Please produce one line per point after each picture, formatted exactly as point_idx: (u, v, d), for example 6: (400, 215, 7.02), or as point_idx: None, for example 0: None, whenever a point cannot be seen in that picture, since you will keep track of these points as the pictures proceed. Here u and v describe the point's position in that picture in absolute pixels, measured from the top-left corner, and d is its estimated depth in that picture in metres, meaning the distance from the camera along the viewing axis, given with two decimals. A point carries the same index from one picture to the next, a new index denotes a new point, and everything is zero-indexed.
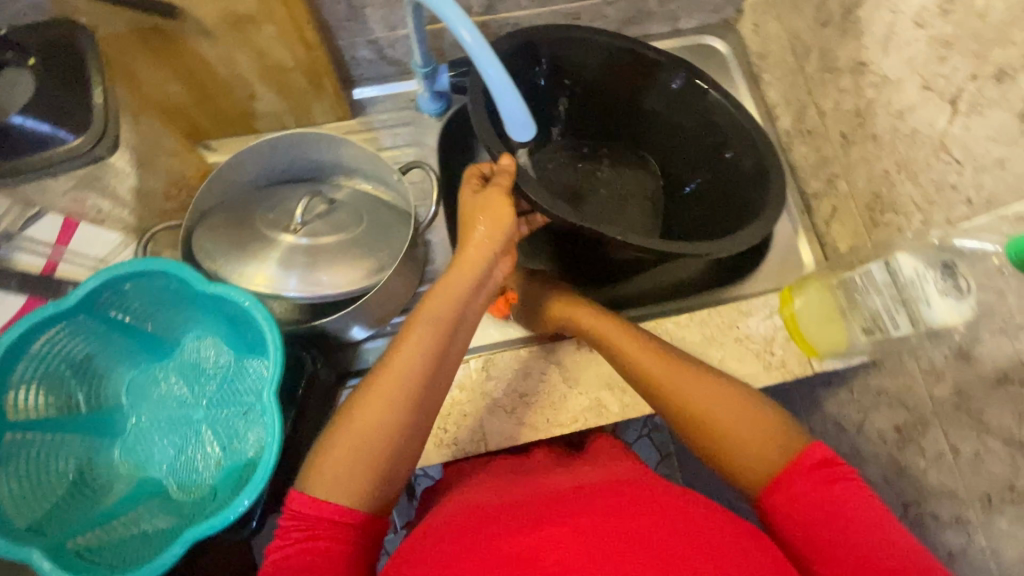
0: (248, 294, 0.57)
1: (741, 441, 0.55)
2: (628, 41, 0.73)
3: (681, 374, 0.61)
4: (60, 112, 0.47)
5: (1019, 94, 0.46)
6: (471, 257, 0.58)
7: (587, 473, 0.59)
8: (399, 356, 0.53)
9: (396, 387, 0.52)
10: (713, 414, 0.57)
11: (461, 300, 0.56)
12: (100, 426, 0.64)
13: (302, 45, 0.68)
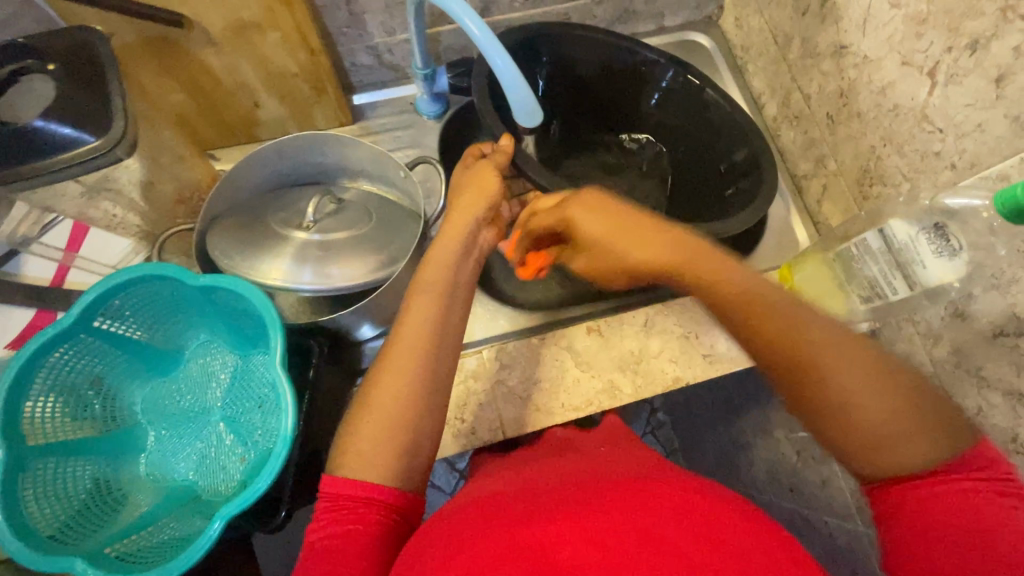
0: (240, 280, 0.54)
1: (882, 426, 0.40)
2: (627, 43, 0.78)
3: (807, 322, 0.44)
4: (81, 113, 0.48)
5: (992, 62, 0.50)
6: (456, 225, 0.60)
7: (610, 458, 0.57)
8: (406, 325, 0.54)
9: (413, 364, 0.52)
10: (847, 387, 0.41)
11: (453, 267, 0.58)
12: (119, 444, 0.59)
13: (305, 50, 0.70)
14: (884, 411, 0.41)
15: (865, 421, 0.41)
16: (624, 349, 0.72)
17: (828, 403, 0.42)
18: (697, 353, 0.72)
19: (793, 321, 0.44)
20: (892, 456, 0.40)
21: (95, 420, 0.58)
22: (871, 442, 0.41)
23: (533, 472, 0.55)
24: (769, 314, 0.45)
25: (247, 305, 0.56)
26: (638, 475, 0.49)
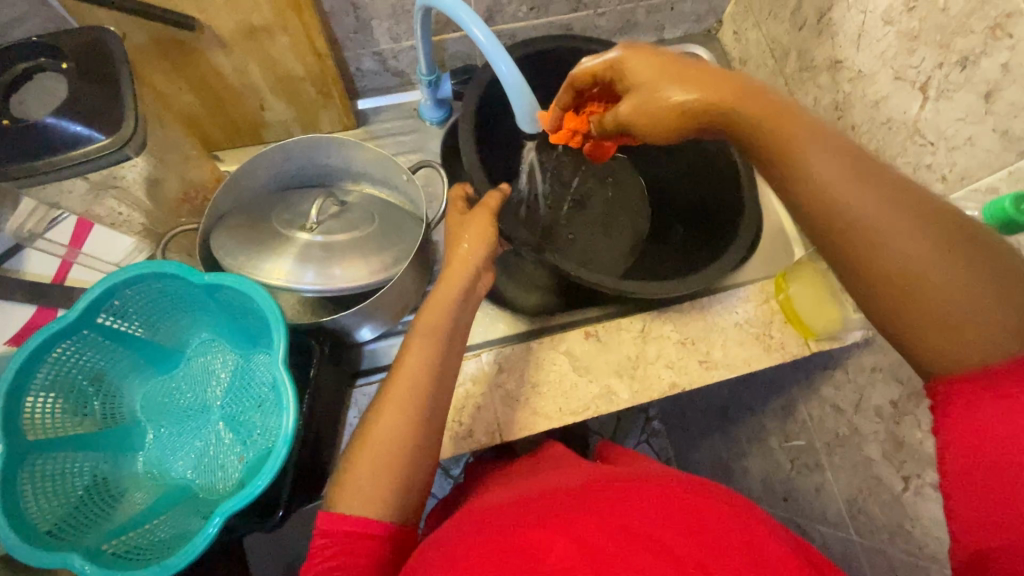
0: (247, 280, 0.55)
1: (971, 318, 0.34)
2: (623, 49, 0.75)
3: (888, 196, 0.37)
4: (93, 113, 0.49)
5: (981, 77, 0.51)
6: (457, 272, 0.58)
7: (597, 470, 0.57)
8: (407, 361, 0.53)
9: (407, 392, 0.52)
10: (932, 265, 0.35)
11: (453, 311, 0.57)
12: (117, 442, 0.59)
13: (312, 55, 0.71)
14: (968, 294, 0.34)
15: (950, 304, 0.35)
16: (621, 354, 0.73)
17: (897, 280, 0.36)
18: (693, 359, 0.72)
19: (870, 197, 0.37)
20: (968, 354, 0.34)
21: (94, 418, 0.58)
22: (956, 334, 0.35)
23: (523, 488, 0.55)
24: (834, 188, 0.38)
25: (250, 304, 0.57)
26: (625, 481, 0.50)
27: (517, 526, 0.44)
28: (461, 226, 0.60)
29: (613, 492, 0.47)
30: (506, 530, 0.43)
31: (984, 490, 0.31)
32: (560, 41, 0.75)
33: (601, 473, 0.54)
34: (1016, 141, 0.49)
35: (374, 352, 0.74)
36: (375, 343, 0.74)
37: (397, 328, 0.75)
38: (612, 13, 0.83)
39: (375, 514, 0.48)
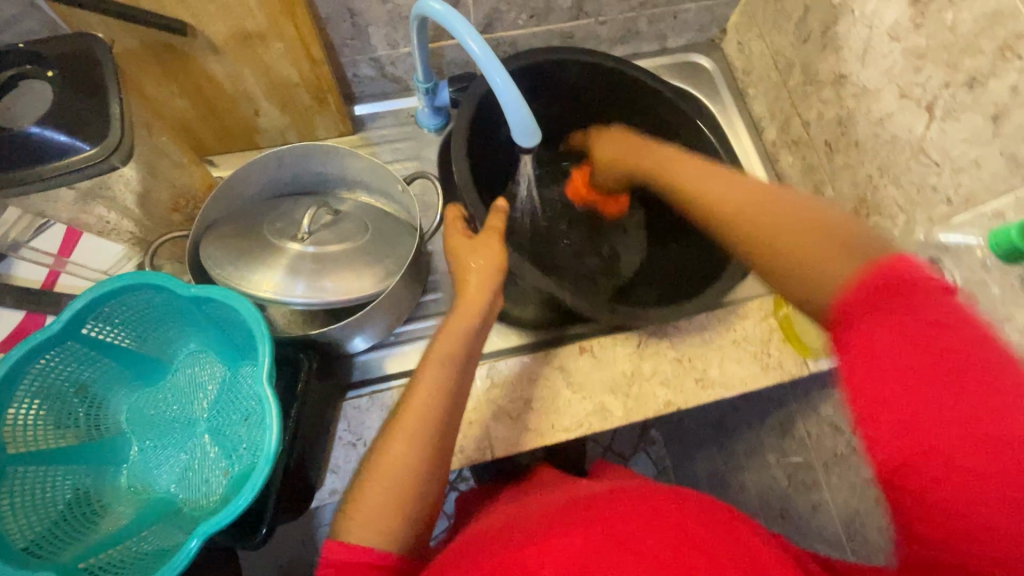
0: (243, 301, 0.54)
1: (820, 261, 0.43)
2: (614, 61, 0.75)
3: (749, 185, 0.50)
4: (79, 122, 0.48)
5: (989, 99, 0.50)
6: (472, 300, 0.57)
7: (589, 484, 0.57)
8: (418, 387, 0.52)
9: (420, 421, 0.50)
10: (781, 229, 0.46)
11: (466, 340, 0.56)
12: (101, 454, 0.58)
13: (308, 62, 0.70)
14: (818, 245, 0.44)
15: (806, 256, 0.44)
16: (616, 371, 0.71)
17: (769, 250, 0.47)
18: (689, 377, 0.71)
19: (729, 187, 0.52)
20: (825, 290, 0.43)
21: (80, 430, 0.57)
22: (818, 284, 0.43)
23: (518, 512, 0.54)
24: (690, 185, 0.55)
25: (237, 316, 0.56)
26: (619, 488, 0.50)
27: (523, 542, 0.43)
28: (463, 249, 0.61)
29: (610, 498, 0.47)
30: (516, 548, 0.42)
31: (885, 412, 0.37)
32: (573, 49, 0.74)
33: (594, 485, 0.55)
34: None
35: (366, 364, 0.73)
36: (368, 355, 0.74)
37: (390, 339, 0.75)
38: (613, 21, 0.82)
39: (378, 543, 0.45)
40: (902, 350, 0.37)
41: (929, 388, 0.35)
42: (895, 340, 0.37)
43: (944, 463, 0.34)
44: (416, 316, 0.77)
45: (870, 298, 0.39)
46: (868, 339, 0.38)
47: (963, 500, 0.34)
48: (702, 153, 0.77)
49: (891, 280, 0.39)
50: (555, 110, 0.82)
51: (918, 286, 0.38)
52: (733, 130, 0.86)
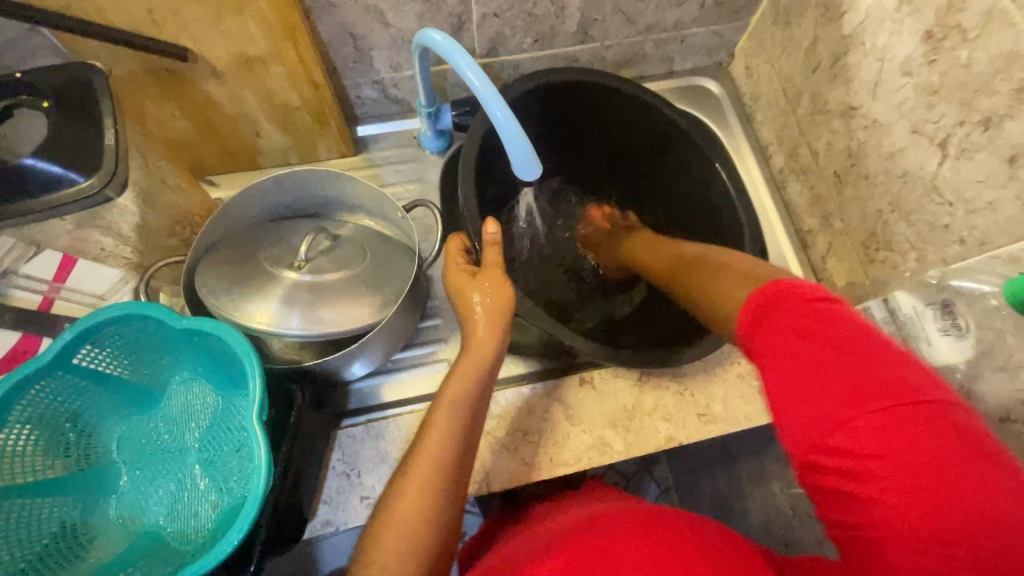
0: (239, 334, 0.53)
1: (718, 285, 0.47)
2: (627, 87, 0.73)
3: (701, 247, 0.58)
4: (72, 153, 0.47)
5: (1005, 140, 0.48)
6: (481, 342, 0.56)
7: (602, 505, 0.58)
8: (431, 438, 0.50)
9: (432, 466, 0.49)
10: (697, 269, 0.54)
11: (480, 384, 0.54)
12: (89, 485, 0.57)
13: (309, 86, 0.70)
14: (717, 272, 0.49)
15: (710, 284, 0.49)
16: (617, 404, 0.70)
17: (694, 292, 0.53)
18: (692, 412, 0.70)
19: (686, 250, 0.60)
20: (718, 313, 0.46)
21: (71, 459, 0.56)
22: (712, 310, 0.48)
23: (536, 537, 0.55)
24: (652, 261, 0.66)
25: (230, 348, 0.55)
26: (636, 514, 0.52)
27: None
28: (465, 284, 0.60)
29: (630, 530, 0.48)
30: None
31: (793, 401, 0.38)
32: (588, 71, 0.72)
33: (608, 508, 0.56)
34: None
35: (361, 390, 0.72)
36: (363, 382, 0.73)
37: (388, 365, 0.73)
38: (619, 45, 0.81)
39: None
40: (797, 352, 0.38)
41: (827, 384, 0.36)
42: (791, 343, 0.38)
43: (848, 457, 0.35)
44: (416, 341, 0.76)
45: (762, 309, 0.41)
46: (769, 345, 0.40)
47: (874, 489, 0.34)
48: (710, 181, 0.75)
49: (779, 290, 0.41)
50: (563, 133, 0.81)
51: (801, 293, 0.40)
52: (740, 155, 0.85)
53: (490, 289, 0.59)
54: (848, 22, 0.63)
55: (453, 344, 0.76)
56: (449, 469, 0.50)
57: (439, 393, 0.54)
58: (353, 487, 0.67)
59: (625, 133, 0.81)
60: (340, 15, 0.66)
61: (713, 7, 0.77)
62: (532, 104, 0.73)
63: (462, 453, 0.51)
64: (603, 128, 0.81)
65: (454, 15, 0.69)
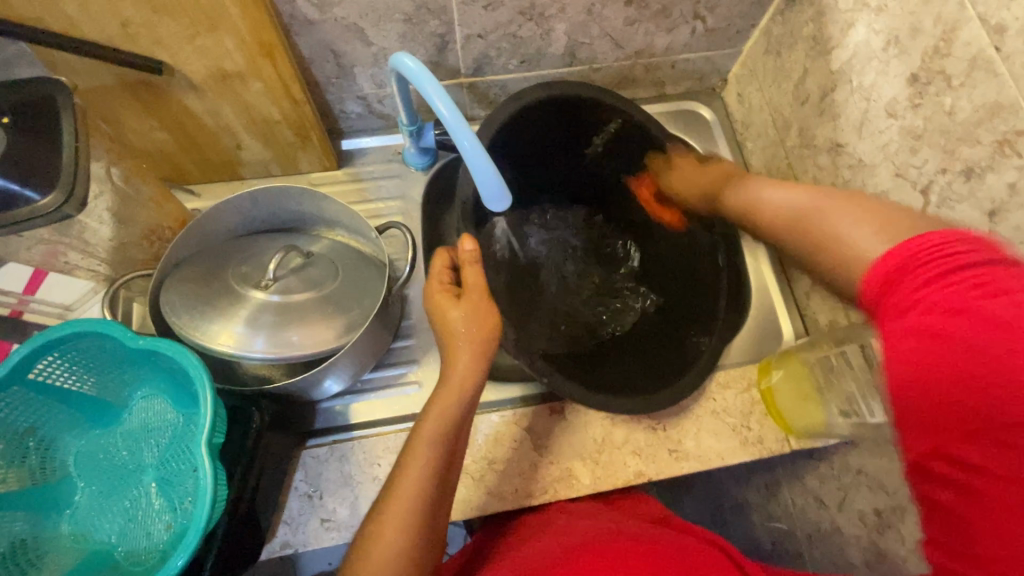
0: (196, 356, 0.53)
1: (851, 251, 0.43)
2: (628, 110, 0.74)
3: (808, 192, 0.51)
4: (29, 170, 0.47)
5: (986, 193, 0.47)
6: (457, 379, 0.55)
7: (624, 518, 0.62)
8: (406, 475, 0.50)
9: (408, 503, 0.49)
10: (822, 210, 0.48)
11: (458, 419, 0.53)
12: (43, 500, 0.56)
13: (289, 100, 0.69)
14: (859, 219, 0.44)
15: (831, 230, 0.45)
16: (586, 437, 0.69)
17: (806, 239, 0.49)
18: (663, 448, 0.68)
19: (795, 196, 0.52)
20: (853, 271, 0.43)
21: (27, 471, 0.56)
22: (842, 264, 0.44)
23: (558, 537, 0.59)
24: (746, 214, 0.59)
25: (186, 370, 0.54)
26: (667, 539, 0.56)
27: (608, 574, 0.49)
28: (450, 306, 0.58)
29: (664, 552, 0.53)
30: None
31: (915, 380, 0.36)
32: (580, 85, 0.71)
33: (630, 523, 0.60)
34: None
35: (326, 411, 0.72)
36: (333, 401, 0.72)
37: (357, 386, 0.73)
38: (609, 69, 0.79)
39: None
40: (920, 334, 0.36)
41: (959, 378, 0.34)
42: (919, 322, 0.36)
43: (978, 462, 0.33)
44: (387, 361, 0.76)
45: (895, 280, 0.39)
46: (892, 322, 0.38)
47: (995, 505, 0.32)
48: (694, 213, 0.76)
49: (924, 253, 0.38)
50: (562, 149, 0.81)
51: (954, 260, 0.37)
52: None
53: (472, 312, 0.57)
54: (836, 57, 0.61)
55: (424, 365, 0.75)
56: (400, 506, 0.49)
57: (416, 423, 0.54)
58: (314, 509, 0.66)
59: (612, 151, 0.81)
60: (321, 33, 0.65)
61: (706, 34, 0.75)
62: (529, 120, 0.73)
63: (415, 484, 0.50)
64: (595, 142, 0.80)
65: (436, 35, 0.68)
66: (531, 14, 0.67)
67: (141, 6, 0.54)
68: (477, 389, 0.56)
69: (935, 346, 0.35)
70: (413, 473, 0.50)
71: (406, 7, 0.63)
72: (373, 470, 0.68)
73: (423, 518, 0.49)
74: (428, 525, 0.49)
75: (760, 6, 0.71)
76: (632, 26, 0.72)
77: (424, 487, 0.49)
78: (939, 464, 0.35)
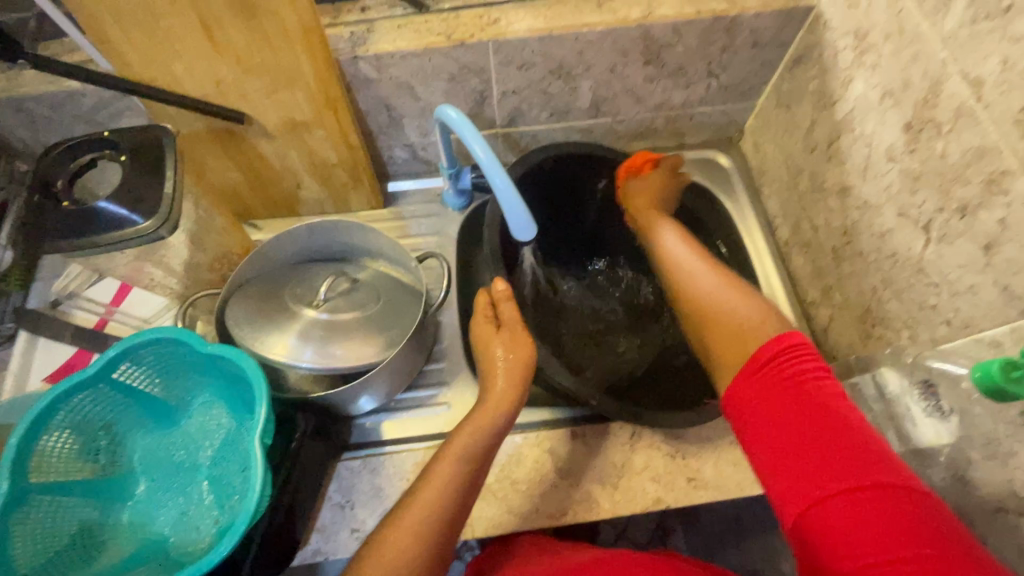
0: (256, 362, 0.59)
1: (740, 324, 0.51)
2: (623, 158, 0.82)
3: (717, 276, 0.58)
4: (136, 199, 0.56)
5: (980, 229, 0.50)
6: (493, 398, 0.61)
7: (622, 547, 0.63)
8: (434, 477, 0.53)
9: (430, 506, 0.51)
10: (720, 297, 0.55)
11: (484, 430, 0.58)
12: (111, 490, 0.63)
13: (346, 146, 0.79)
14: (740, 300, 0.54)
15: (729, 308, 0.53)
16: (606, 461, 0.71)
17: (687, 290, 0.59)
18: (682, 476, 0.70)
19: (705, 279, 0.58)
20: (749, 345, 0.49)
21: (100, 464, 0.63)
22: (732, 327, 0.52)
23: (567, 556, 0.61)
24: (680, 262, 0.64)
25: (246, 374, 0.61)
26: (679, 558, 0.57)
27: None
28: (492, 337, 0.66)
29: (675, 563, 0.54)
30: None
31: (778, 450, 0.43)
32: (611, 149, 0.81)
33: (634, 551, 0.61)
34: (1017, 297, 0.48)
35: (361, 427, 0.77)
36: (366, 418, 0.77)
37: (392, 404, 0.78)
38: (631, 120, 0.87)
39: None
40: (790, 416, 0.43)
41: (814, 439, 0.42)
42: (788, 410, 0.44)
43: (843, 507, 0.39)
44: (420, 381, 0.81)
45: (766, 367, 0.47)
46: (762, 403, 0.45)
47: (855, 562, 0.37)
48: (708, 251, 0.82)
49: (790, 349, 0.46)
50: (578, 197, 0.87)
51: (800, 363, 0.46)
52: (746, 226, 0.87)
53: (511, 342, 0.65)
54: (839, 108, 0.67)
55: (454, 387, 0.80)
56: (428, 502, 0.51)
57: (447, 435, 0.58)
58: (345, 519, 0.70)
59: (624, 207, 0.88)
60: (377, 90, 0.76)
61: (720, 89, 0.82)
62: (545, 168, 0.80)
63: (444, 479, 0.53)
64: None
65: (476, 91, 0.78)
66: (560, 73, 0.76)
67: (235, 69, 0.65)
68: (510, 413, 0.61)
69: (790, 419, 0.43)
70: (441, 474, 0.54)
71: (451, 67, 0.73)
72: (402, 484, 0.72)
73: (450, 511, 0.52)
74: (450, 523, 0.52)
75: (770, 65, 0.78)
76: (651, 82, 0.79)
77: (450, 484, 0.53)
78: (814, 515, 0.40)
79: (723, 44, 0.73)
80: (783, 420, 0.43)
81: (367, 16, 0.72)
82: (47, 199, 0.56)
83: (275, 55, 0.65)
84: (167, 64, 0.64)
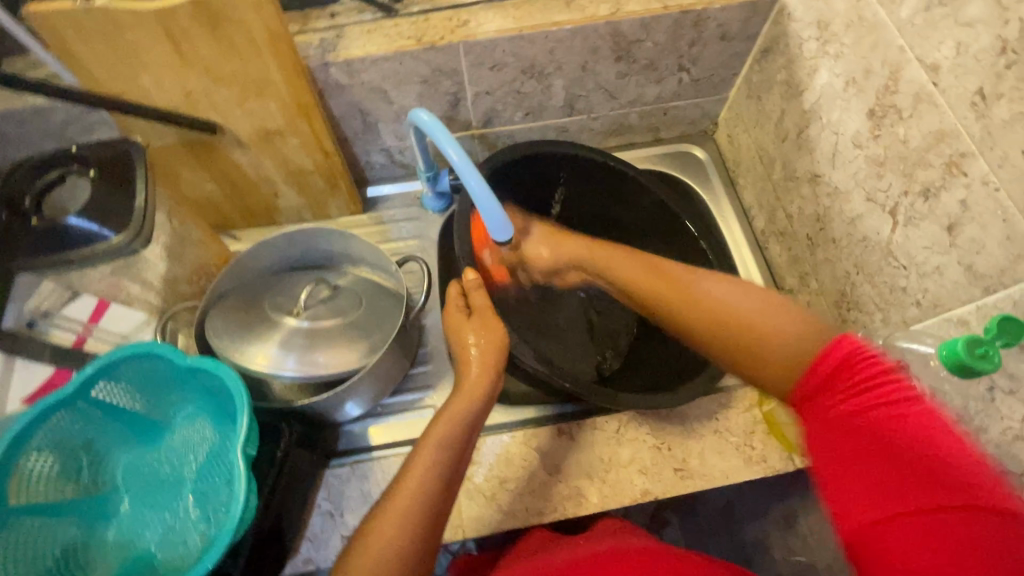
0: (235, 371, 0.59)
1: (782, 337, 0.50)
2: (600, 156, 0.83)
3: (740, 290, 0.56)
4: (106, 213, 0.56)
5: (943, 210, 0.52)
6: (470, 389, 0.61)
7: (595, 543, 0.62)
8: (414, 470, 0.53)
9: (411, 499, 0.51)
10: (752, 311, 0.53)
11: (464, 423, 0.58)
12: (95, 508, 0.62)
13: (321, 152, 0.79)
14: (761, 300, 0.54)
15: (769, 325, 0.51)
16: (594, 456, 0.72)
17: (687, 302, 0.59)
18: (669, 467, 0.71)
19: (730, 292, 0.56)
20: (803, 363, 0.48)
21: (83, 482, 0.62)
22: (781, 343, 0.50)
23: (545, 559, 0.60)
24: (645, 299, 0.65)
25: (226, 385, 0.60)
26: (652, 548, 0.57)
27: None
28: (463, 326, 0.67)
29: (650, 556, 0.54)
30: None
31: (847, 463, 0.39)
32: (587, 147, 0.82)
33: (603, 545, 0.60)
34: (980, 275, 0.49)
35: (349, 434, 0.77)
36: (354, 424, 0.77)
37: (379, 409, 0.78)
38: (605, 117, 0.87)
39: None
40: (859, 428, 0.40)
41: (890, 452, 0.37)
42: (858, 423, 0.40)
43: (918, 530, 0.34)
44: (406, 385, 0.81)
45: (835, 376, 0.43)
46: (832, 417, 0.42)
47: None
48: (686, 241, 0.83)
49: (853, 357, 0.43)
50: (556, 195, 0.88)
51: (874, 369, 0.41)
52: (724, 218, 0.88)
53: (482, 328, 0.67)
54: (807, 98, 0.68)
55: (440, 390, 0.80)
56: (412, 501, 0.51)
57: (427, 427, 0.58)
58: (336, 526, 0.70)
59: (601, 203, 0.89)
60: (350, 96, 0.76)
61: (692, 83, 0.83)
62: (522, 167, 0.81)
63: (426, 473, 0.53)
64: (604, 198, 0.88)
65: (449, 93, 0.78)
66: (532, 73, 0.76)
67: (205, 79, 0.65)
68: (485, 404, 0.62)
69: (860, 432, 0.39)
70: (421, 468, 0.53)
71: (423, 70, 0.73)
72: None
73: (433, 506, 0.52)
74: (434, 518, 0.51)
75: (740, 58, 0.79)
76: (623, 78, 0.80)
77: (432, 478, 0.53)
78: (879, 535, 0.35)
79: (691, 38, 0.74)
80: (853, 431, 0.40)
81: (337, 22, 0.72)
82: (15, 218, 0.55)
83: (244, 64, 0.64)
84: (135, 76, 0.63)
